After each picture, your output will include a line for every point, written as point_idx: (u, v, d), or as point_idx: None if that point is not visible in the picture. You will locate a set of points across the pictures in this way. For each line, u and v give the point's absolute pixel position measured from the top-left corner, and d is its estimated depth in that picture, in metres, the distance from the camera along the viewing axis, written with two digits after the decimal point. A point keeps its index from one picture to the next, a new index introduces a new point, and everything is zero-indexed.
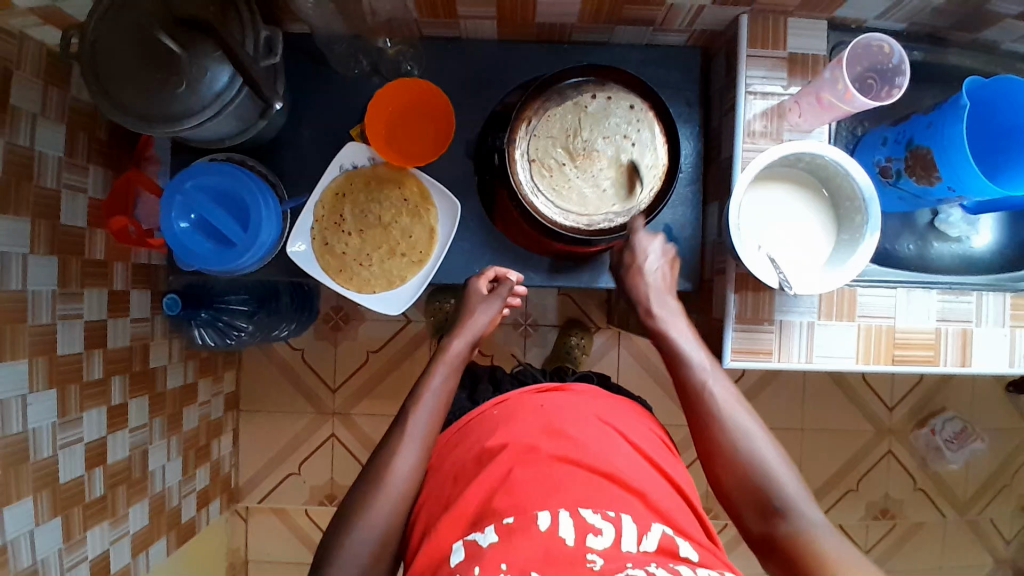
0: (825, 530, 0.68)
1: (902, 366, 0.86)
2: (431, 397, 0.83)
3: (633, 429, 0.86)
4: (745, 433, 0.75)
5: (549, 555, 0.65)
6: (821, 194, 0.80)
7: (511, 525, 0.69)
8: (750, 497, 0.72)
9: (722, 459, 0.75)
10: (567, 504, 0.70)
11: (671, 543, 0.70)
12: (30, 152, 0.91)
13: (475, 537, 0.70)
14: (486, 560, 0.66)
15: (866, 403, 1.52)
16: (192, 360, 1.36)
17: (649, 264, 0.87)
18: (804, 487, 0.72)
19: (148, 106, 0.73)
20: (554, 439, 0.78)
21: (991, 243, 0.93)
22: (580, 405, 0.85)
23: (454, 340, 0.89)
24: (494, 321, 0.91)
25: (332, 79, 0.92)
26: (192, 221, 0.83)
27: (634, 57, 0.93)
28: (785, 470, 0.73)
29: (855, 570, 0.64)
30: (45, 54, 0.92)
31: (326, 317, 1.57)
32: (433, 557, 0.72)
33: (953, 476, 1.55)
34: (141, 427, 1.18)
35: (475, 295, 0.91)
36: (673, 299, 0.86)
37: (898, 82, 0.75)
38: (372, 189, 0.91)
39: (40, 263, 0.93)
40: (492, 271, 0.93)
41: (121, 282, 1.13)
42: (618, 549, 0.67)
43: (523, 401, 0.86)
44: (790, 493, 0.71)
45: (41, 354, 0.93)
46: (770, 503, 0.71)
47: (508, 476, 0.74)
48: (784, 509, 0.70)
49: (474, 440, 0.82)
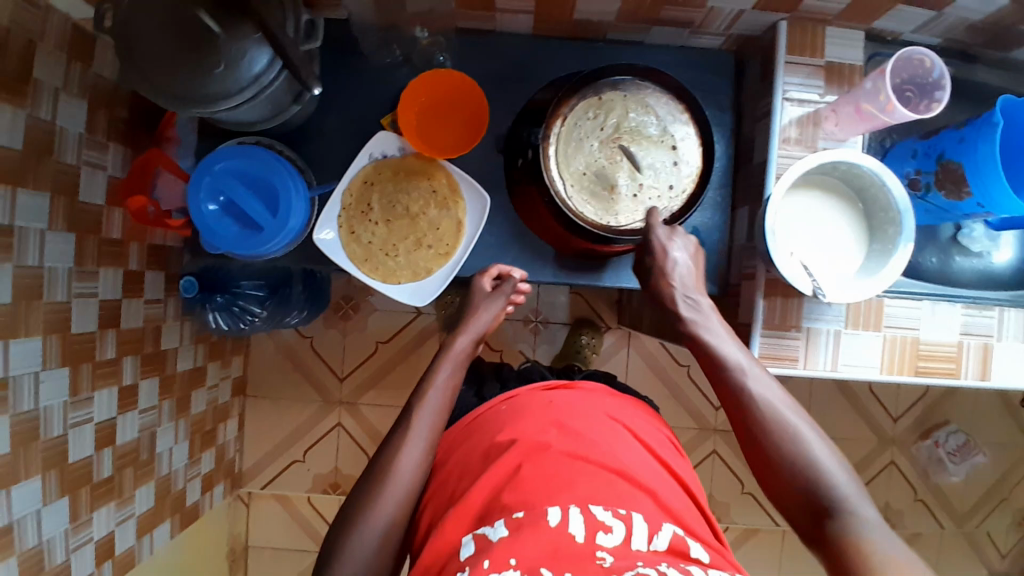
0: (880, 529, 0.62)
1: (924, 377, 0.86)
2: (437, 393, 0.81)
3: (642, 431, 0.86)
4: (791, 434, 0.70)
5: (557, 551, 0.64)
6: (856, 206, 0.80)
7: (520, 519, 0.68)
8: (798, 498, 0.68)
9: (765, 464, 0.71)
10: (578, 501, 0.69)
11: (682, 545, 0.69)
12: (52, 126, 0.90)
13: (484, 531, 0.69)
14: (496, 554, 0.64)
15: (872, 413, 1.53)
16: (202, 344, 1.35)
17: (677, 265, 0.83)
18: (860, 484, 0.67)
19: (185, 86, 0.72)
20: (563, 435, 0.78)
21: (1011, 261, 0.93)
22: (591, 404, 0.85)
23: (459, 336, 0.87)
24: (497, 318, 0.90)
25: (364, 67, 0.91)
26: (220, 204, 0.82)
27: (667, 59, 0.93)
28: (840, 470, 0.68)
29: (902, 567, 0.58)
30: (70, 27, 0.91)
31: (336, 306, 1.56)
32: (441, 552, 0.71)
33: (953, 488, 1.56)
34: (151, 409, 1.17)
35: (479, 292, 0.90)
36: (704, 298, 0.82)
37: (938, 96, 0.75)
38: (400, 179, 0.91)
39: (58, 239, 0.92)
40: (495, 270, 0.93)
41: (137, 262, 1.11)
42: (628, 547, 0.66)
43: (532, 397, 0.85)
44: (841, 490, 0.66)
45: (55, 332, 0.92)
46: (816, 499, 0.66)
47: (517, 471, 0.73)
48: (831, 505, 0.65)
49: (483, 435, 0.82)
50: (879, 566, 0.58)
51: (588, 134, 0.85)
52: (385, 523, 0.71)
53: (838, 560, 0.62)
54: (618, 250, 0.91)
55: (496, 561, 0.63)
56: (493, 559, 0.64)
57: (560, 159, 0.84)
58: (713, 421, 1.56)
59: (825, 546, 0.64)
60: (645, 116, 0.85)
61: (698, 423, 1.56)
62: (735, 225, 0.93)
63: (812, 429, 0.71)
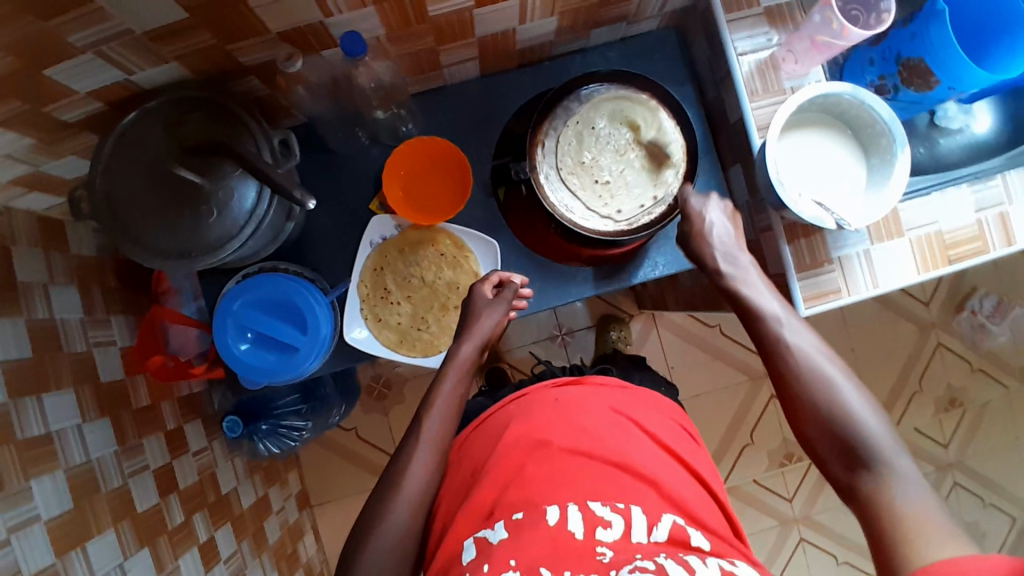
0: (910, 480, 0.65)
1: (959, 264, 0.88)
2: (444, 402, 0.82)
3: (652, 420, 0.87)
4: (829, 393, 0.71)
5: (558, 546, 0.67)
6: (844, 132, 0.82)
7: (520, 520, 0.71)
8: (839, 456, 0.69)
9: (806, 420, 0.72)
10: (577, 498, 0.73)
11: (683, 533, 0.71)
12: (52, 322, 0.88)
13: (485, 533, 0.72)
14: (496, 557, 0.67)
15: (905, 306, 1.56)
16: (257, 474, 1.33)
17: (714, 230, 0.81)
18: (897, 438, 0.68)
19: (179, 242, 0.72)
20: (565, 434, 0.81)
21: (991, 127, 0.95)
22: (597, 397, 0.87)
23: (462, 344, 0.85)
24: (500, 325, 0.87)
25: (334, 161, 0.92)
26: (250, 339, 0.82)
27: (612, 54, 0.95)
28: (878, 425, 0.69)
29: (930, 516, 0.61)
30: (38, 221, 0.90)
31: (369, 389, 1.56)
32: (450, 552, 0.74)
33: (1004, 348, 1.59)
34: (233, 555, 1.15)
35: (480, 299, 0.86)
36: (745, 255, 0.80)
37: (885, 6, 0.77)
38: (407, 254, 0.91)
39: (94, 428, 0.90)
40: (495, 275, 0.89)
41: (173, 419, 1.09)
42: (628, 540, 0.69)
43: (540, 395, 0.87)
44: (878, 446, 0.67)
45: (124, 518, 0.90)
46: (855, 452, 0.68)
47: (521, 473, 0.77)
48: (867, 459, 0.67)
49: (489, 437, 0.84)
50: (910, 524, 0.61)
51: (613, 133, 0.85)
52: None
53: (867, 513, 0.66)
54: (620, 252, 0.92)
55: (497, 563, 0.66)
56: (494, 562, 0.67)
57: (553, 185, 0.85)
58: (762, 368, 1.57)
59: (858, 497, 0.67)
60: (667, 147, 0.86)
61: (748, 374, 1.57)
62: (732, 183, 0.95)
63: (849, 382, 0.72)
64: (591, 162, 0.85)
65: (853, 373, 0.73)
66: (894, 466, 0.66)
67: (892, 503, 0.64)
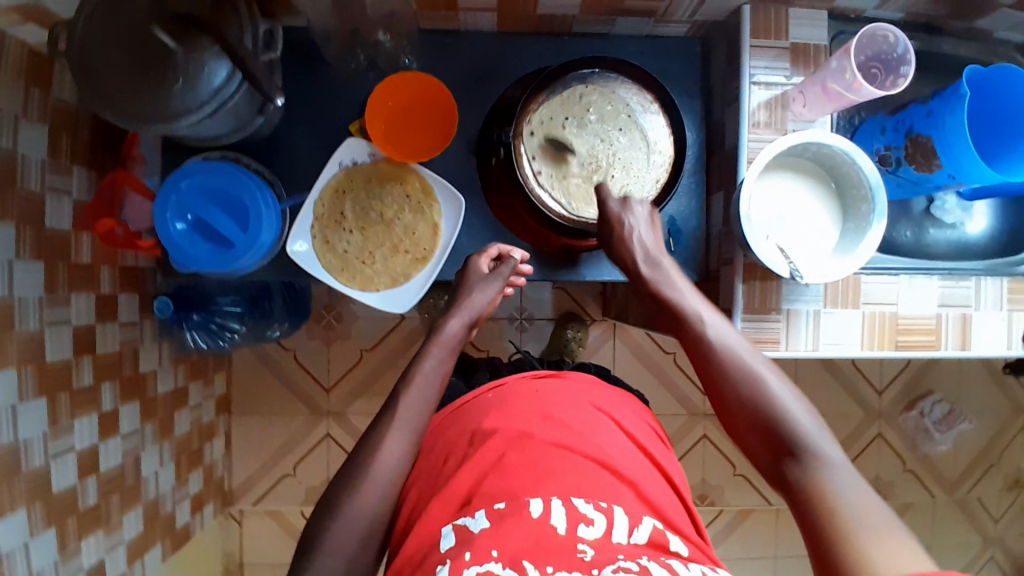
0: (837, 464, 0.65)
1: (904, 351, 0.87)
2: (425, 378, 0.82)
3: (625, 417, 0.85)
4: (760, 393, 0.73)
5: (540, 542, 0.63)
6: (828, 185, 0.82)
7: (502, 511, 0.66)
8: (770, 444, 0.70)
9: (740, 416, 0.73)
10: (560, 492, 0.68)
11: (662, 538, 0.68)
12: (13, 154, 0.86)
13: (464, 522, 0.67)
14: (475, 546, 0.63)
15: (858, 389, 1.55)
16: (182, 365, 1.32)
17: (635, 235, 0.83)
18: (824, 427, 0.69)
19: (145, 104, 0.70)
20: (548, 427, 0.76)
21: (985, 228, 0.94)
22: (576, 393, 0.84)
23: (451, 318, 0.87)
24: (492, 302, 0.89)
25: (328, 74, 0.90)
26: (189, 221, 0.81)
27: (634, 49, 0.93)
28: (805, 414, 0.70)
29: (860, 497, 0.60)
30: (27, 53, 0.87)
31: (318, 317, 1.55)
32: (423, 543, 0.68)
33: (941, 457, 1.59)
34: (133, 433, 1.14)
35: (475, 272, 0.89)
36: (667, 261, 0.85)
37: (903, 71, 0.77)
38: (373, 186, 0.89)
39: (26, 268, 0.88)
40: (495, 248, 0.92)
41: (108, 285, 1.07)
42: (609, 540, 0.65)
43: (519, 386, 0.84)
44: (805, 430, 0.69)
45: (30, 363, 0.89)
46: (781, 439, 0.69)
47: (500, 461, 0.72)
48: (793, 444, 0.68)
49: (467, 422, 0.80)
50: (838, 502, 0.60)
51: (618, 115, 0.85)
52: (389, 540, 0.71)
53: (796, 495, 0.65)
54: (590, 243, 0.92)
55: (478, 553, 0.62)
56: (475, 551, 0.62)
57: (536, 158, 0.84)
58: (702, 406, 1.57)
59: (786, 479, 0.67)
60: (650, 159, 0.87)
61: (687, 409, 1.57)
62: (710, 210, 0.94)
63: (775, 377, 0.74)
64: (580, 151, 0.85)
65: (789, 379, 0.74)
66: (820, 451, 0.66)
67: (820, 480, 0.63)
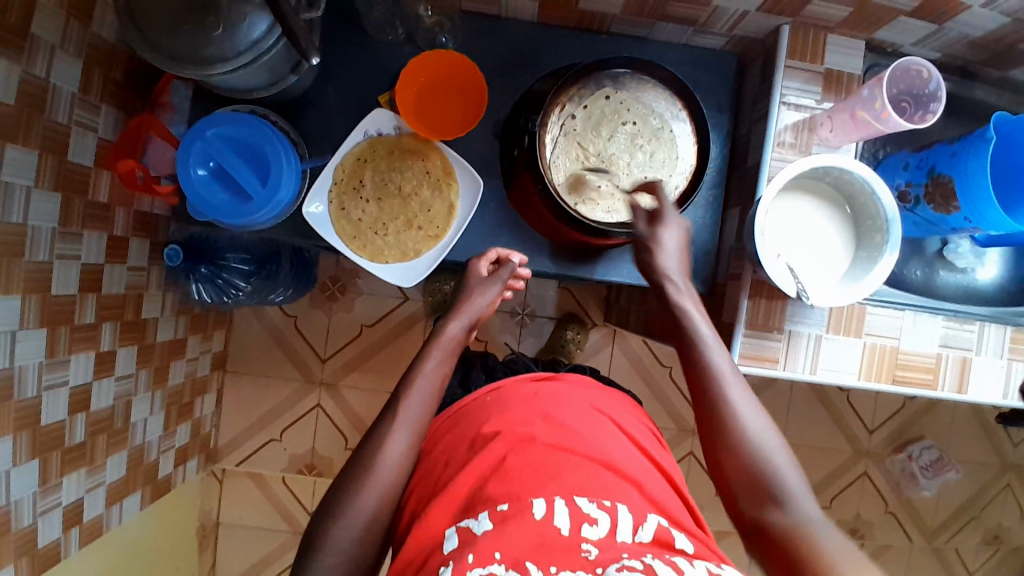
0: (822, 522, 0.65)
1: (901, 386, 0.88)
2: (426, 380, 0.82)
3: (627, 422, 0.84)
4: (745, 431, 0.72)
5: (542, 543, 0.63)
6: (843, 211, 0.83)
7: (505, 513, 0.66)
8: (752, 493, 0.69)
9: (723, 452, 0.73)
10: (563, 492, 0.67)
11: (666, 535, 0.68)
12: (45, 83, 0.86)
13: (467, 523, 0.67)
14: (479, 548, 0.62)
15: (848, 425, 1.55)
16: (184, 316, 1.33)
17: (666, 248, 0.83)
18: (804, 478, 0.70)
19: (179, 45, 0.71)
20: (548, 429, 0.76)
21: (995, 277, 0.94)
22: (576, 395, 0.84)
23: (452, 321, 0.87)
24: (492, 303, 0.90)
25: (366, 43, 0.92)
26: (210, 168, 0.82)
27: (670, 55, 0.94)
28: (789, 465, 0.70)
29: (847, 556, 0.60)
30: None
31: (323, 287, 1.56)
32: (425, 543, 0.69)
33: (924, 504, 1.58)
34: (128, 377, 1.15)
35: (474, 276, 0.90)
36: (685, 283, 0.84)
37: (932, 107, 0.79)
38: (394, 158, 0.90)
39: (44, 199, 0.89)
40: (494, 253, 0.93)
41: (122, 227, 1.09)
42: (613, 539, 0.65)
43: (517, 389, 0.84)
44: (788, 484, 0.68)
45: (35, 292, 0.89)
46: (766, 488, 0.69)
47: (501, 464, 0.71)
48: (778, 495, 0.68)
49: (469, 425, 0.80)
50: (830, 557, 0.60)
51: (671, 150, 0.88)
52: (366, 505, 0.72)
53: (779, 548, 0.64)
54: (609, 244, 0.91)
55: (481, 555, 0.61)
56: (477, 553, 0.62)
57: (555, 150, 0.86)
58: (692, 423, 1.57)
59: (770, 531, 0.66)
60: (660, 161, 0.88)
61: (677, 424, 1.57)
62: (725, 224, 0.94)
63: (763, 418, 0.74)
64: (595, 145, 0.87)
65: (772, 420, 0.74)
66: (800, 508, 0.67)
67: (807, 539, 0.63)
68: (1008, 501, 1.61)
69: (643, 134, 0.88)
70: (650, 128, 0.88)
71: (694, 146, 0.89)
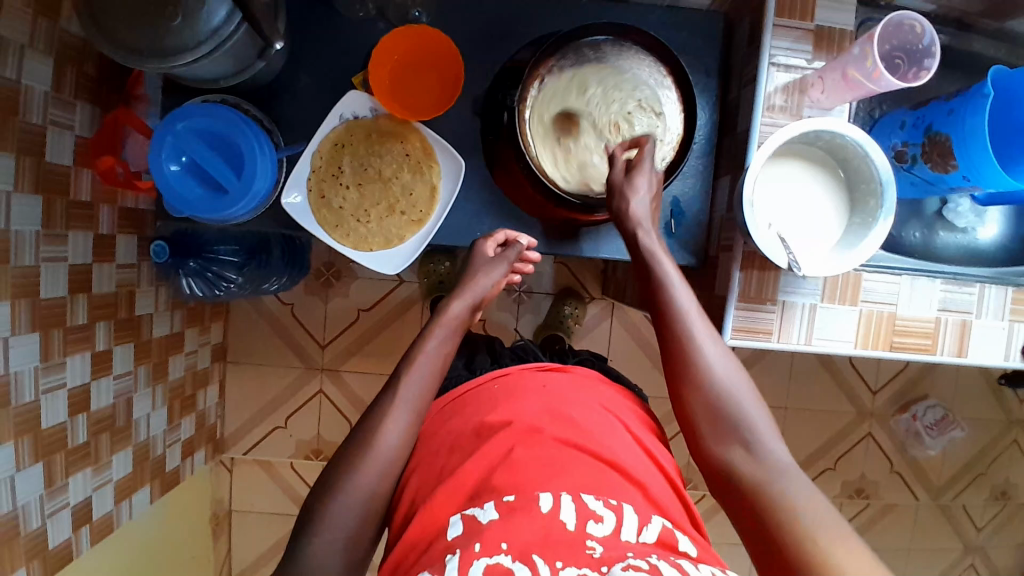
0: (782, 465, 0.68)
1: (899, 353, 0.86)
2: (427, 358, 0.81)
3: (631, 418, 0.83)
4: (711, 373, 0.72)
5: (547, 537, 0.63)
6: (838, 176, 0.80)
7: (511, 504, 0.66)
8: (716, 430, 0.71)
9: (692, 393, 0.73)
10: (570, 489, 0.67)
11: (671, 538, 0.67)
12: (16, 85, 0.84)
13: (473, 512, 0.67)
14: (486, 537, 0.63)
15: (852, 388, 1.54)
16: (179, 310, 1.32)
17: (638, 209, 0.79)
18: (764, 414, 0.72)
19: (140, 39, 0.69)
20: (557, 425, 0.75)
21: (997, 236, 0.91)
22: (583, 390, 0.83)
23: (454, 301, 0.85)
24: (497, 283, 0.88)
25: (338, 24, 0.89)
26: (182, 163, 0.80)
27: (653, 19, 0.90)
28: (750, 401, 0.72)
29: (811, 498, 0.64)
30: None
31: (317, 273, 1.55)
32: (428, 530, 0.69)
33: (930, 462, 1.58)
34: (126, 374, 1.15)
35: (481, 256, 0.88)
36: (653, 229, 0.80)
37: (926, 64, 0.76)
38: (373, 142, 0.88)
39: (24, 203, 0.87)
40: (501, 234, 0.90)
41: (107, 226, 1.07)
42: (617, 538, 0.64)
43: (524, 378, 0.83)
44: (751, 424, 0.70)
45: (23, 297, 0.89)
46: (729, 426, 0.70)
47: (508, 455, 0.71)
48: (742, 436, 0.70)
49: (471, 413, 0.79)
50: (793, 500, 0.64)
51: (656, 116, 0.85)
52: (364, 498, 0.72)
53: (742, 494, 0.67)
54: (595, 219, 0.89)
55: (487, 545, 0.62)
56: (484, 542, 0.62)
57: (535, 124, 0.83)
58: None
59: (735, 476, 0.68)
60: (641, 130, 0.85)
61: None
62: (716, 193, 0.92)
63: (727, 355, 0.74)
64: (574, 117, 0.84)
65: (737, 358, 0.75)
66: (764, 446, 0.69)
67: (772, 485, 0.66)
68: (1015, 457, 1.61)
69: (633, 107, 0.84)
70: (632, 96, 0.84)
71: (682, 115, 0.86)
